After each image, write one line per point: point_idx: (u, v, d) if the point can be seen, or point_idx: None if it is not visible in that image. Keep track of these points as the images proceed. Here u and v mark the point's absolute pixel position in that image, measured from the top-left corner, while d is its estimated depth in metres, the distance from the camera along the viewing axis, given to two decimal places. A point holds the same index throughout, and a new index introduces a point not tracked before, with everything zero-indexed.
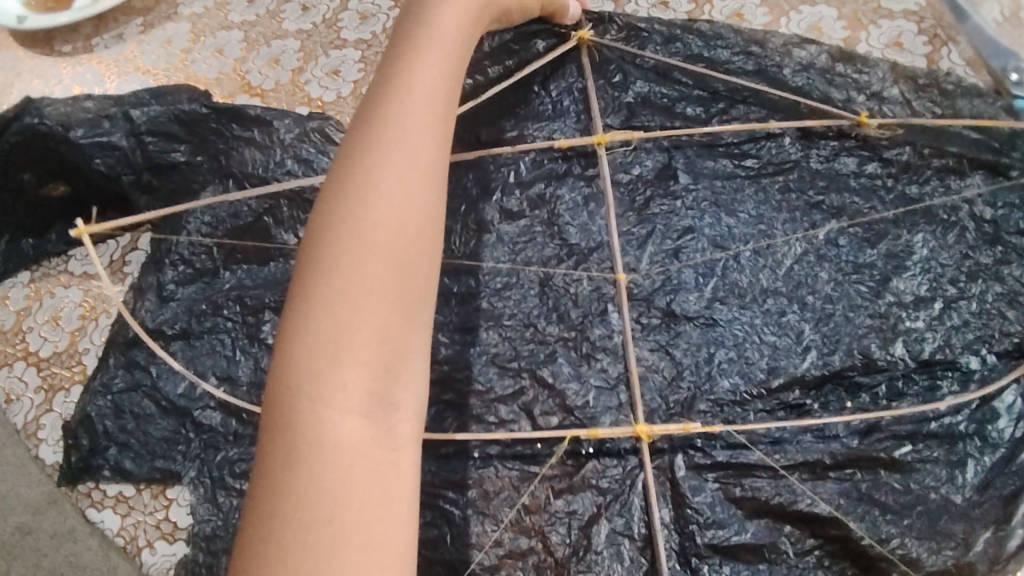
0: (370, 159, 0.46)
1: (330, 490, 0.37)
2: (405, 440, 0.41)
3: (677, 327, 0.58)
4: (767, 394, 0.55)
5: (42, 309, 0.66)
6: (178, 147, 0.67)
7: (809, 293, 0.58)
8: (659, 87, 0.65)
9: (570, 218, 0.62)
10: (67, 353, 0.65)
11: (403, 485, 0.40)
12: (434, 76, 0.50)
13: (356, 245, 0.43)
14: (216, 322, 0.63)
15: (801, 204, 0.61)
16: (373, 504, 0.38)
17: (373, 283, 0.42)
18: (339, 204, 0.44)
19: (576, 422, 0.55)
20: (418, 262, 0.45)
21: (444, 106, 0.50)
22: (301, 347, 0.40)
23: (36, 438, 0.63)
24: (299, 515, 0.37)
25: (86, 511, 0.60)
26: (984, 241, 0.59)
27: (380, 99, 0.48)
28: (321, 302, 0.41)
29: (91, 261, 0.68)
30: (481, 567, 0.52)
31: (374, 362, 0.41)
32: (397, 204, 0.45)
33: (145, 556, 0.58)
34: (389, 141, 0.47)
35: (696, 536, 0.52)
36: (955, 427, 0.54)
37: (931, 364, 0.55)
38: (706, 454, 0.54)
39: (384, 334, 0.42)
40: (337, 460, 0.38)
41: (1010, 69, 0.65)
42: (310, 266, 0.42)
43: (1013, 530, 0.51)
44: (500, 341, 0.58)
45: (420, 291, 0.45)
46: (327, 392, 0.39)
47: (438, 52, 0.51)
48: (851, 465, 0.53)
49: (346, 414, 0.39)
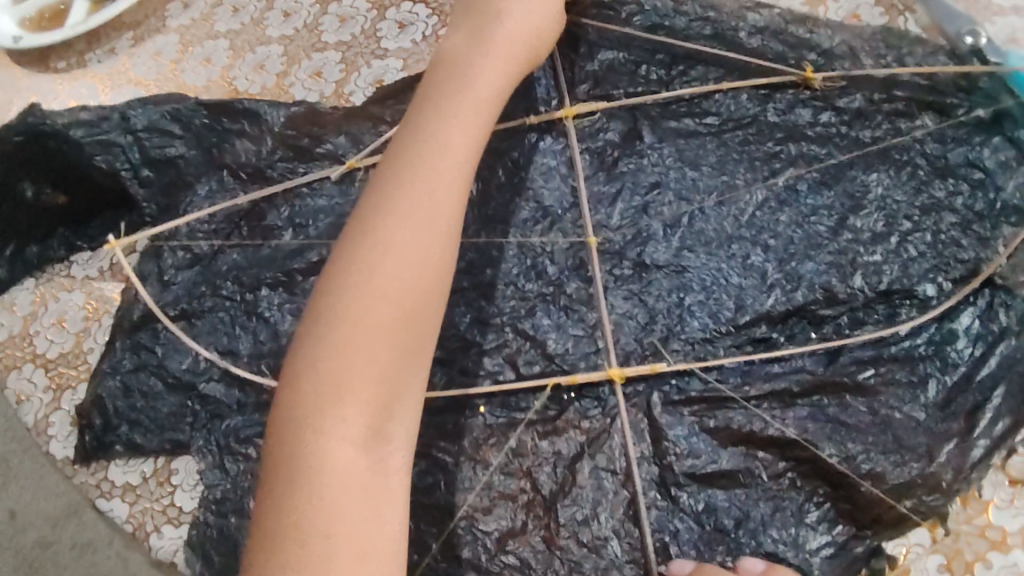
0: (385, 205, 0.51)
1: (325, 509, 0.44)
2: (396, 467, 0.48)
3: (648, 275, 0.61)
4: (735, 330, 0.58)
5: (46, 314, 0.70)
6: (175, 143, 0.70)
7: (771, 237, 0.61)
8: (622, 54, 0.68)
9: (543, 181, 0.65)
10: (72, 354, 0.69)
11: (391, 506, 0.47)
12: (451, 125, 0.55)
13: (362, 291, 0.49)
14: (215, 302, 0.66)
15: (760, 154, 0.64)
16: (363, 521, 0.45)
17: (376, 327, 0.48)
18: (351, 250, 0.50)
19: (558, 368, 0.59)
20: (422, 306, 0.50)
21: (462, 153, 0.55)
22: (309, 385, 0.47)
23: (47, 434, 0.67)
24: (294, 528, 0.43)
25: (96, 502, 0.64)
26: (936, 176, 0.62)
27: (401, 148, 0.54)
28: (330, 341, 0.47)
29: (91, 266, 0.71)
30: (475, 508, 0.56)
31: (373, 401, 0.47)
32: (408, 248, 0.50)
33: (155, 540, 0.62)
34: (401, 190, 0.52)
35: (675, 466, 0.56)
36: (914, 350, 0.57)
37: (889, 294, 0.59)
38: (680, 390, 0.57)
39: (385, 374, 0.48)
40: (332, 485, 0.44)
41: (965, 33, 0.66)
42: (320, 308, 0.49)
43: (975, 442, 0.55)
44: (483, 300, 0.61)
45: (420, 334, 0.50)
46: (330, 423, 0.46)
47: (460, 104, 0.56)
48: (817, 392, 0.56)
49: (347, 444, 0.46)
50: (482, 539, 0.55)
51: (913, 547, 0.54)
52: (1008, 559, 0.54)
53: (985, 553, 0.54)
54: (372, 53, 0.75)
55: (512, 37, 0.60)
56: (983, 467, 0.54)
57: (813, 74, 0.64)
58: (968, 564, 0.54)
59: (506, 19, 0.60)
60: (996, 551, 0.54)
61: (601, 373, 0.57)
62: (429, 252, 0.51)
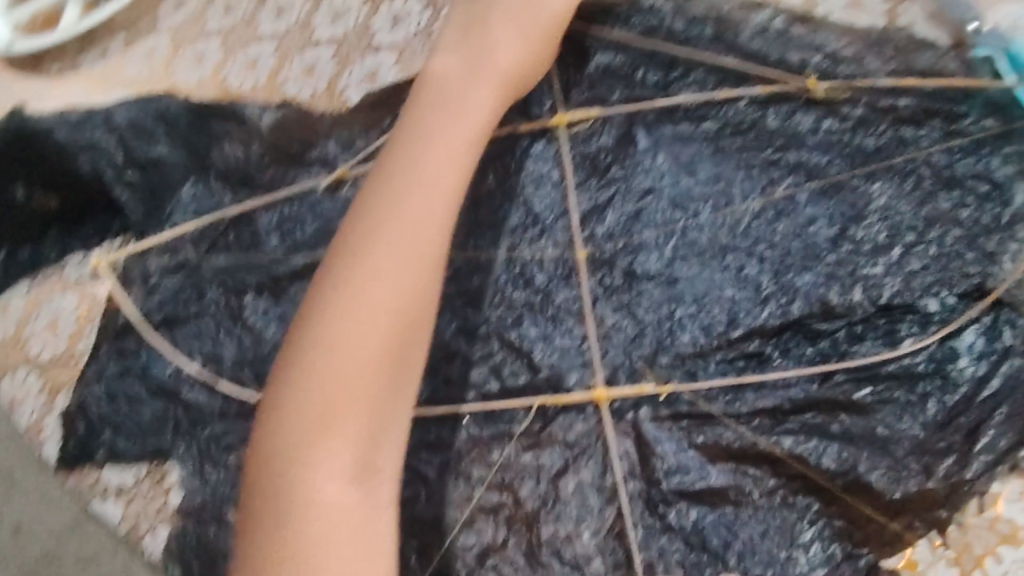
0: (369, 240, 0.52)
1: (316, 540, 0.46)
2: (385, 498, 0.48)
3: (638, 286, 0.59)
4: (726, 345, 0.56)
5: (41, 315, 0.69)
6: (160, 143, 0.69)
7: (766, 247, 0.59)
8: (620, 56, 0.65)
9: (534, 188, 0.63)
10: (67, 356, 0.68)
11: (381, 535, 0.48)
12: (438, 156, 0.55)
13: (345, 327, 0.50)
14: (201, 306, 0.65)
15: (759, 161, 0.61)
16: (354, 552, 0.46)
17: (362, 359, 0.49)
18: (334, 284, 0.51)
19: (544, 381, 0.58)
20: (406, 337, 0.51)
21: (448, 182, 0.55)
22: (295, 421, 0.48)
23: (41, 437, 0.67)
24: (289, 559, 0.45)
25: (91, 504, 0.63)
26: (942, 186, 0.59)
27: (388, 177, 0.54)
28: (316, 374, 0.49)
29: (86, 267, 0.69)
30: (457, 523, 0.55)
31: (357, 434, 0.48)
32: (392, 282, 0.51)
33: (149, 542, 0.61)
34: (384, 223, 0.52)
35: (662, 482, 0.54)
36: (914, 368, 0.55)
37: (890, 308, 0.57)
38: (668, 404, 0.56)
39: (368, 407, 0.49)
40: (321, 518, 0.46)
41: (969, 18, 0.63)
42: (305, 343, 0.50)
43: (971, 462, 0.53)
44: (469, 309, 0.60)
45: (408, 363, 0.51)
46: (317, 458, 0.47)
47: (449, 131, 0.56)
48: (810, 409, 0.55)
49: (334, 475, 0.47)
50: (462, 555, 0.54)
51: (921, 549, 0.52)
52: (1020, 553, 0.52)
53: (996, 548, 0.52)
54: (365, 48, 0.73)
55: (502, 64, 0.60)
56: (985, 482, 0.52)
57: (816, 83, 0.62)
58: (978, 559, 0.52)
59: (494, 46, 0.60)
60: (1008, 545, 0.52)
61: (586, 394, 0.56)
62: (416, 284, 0.51)
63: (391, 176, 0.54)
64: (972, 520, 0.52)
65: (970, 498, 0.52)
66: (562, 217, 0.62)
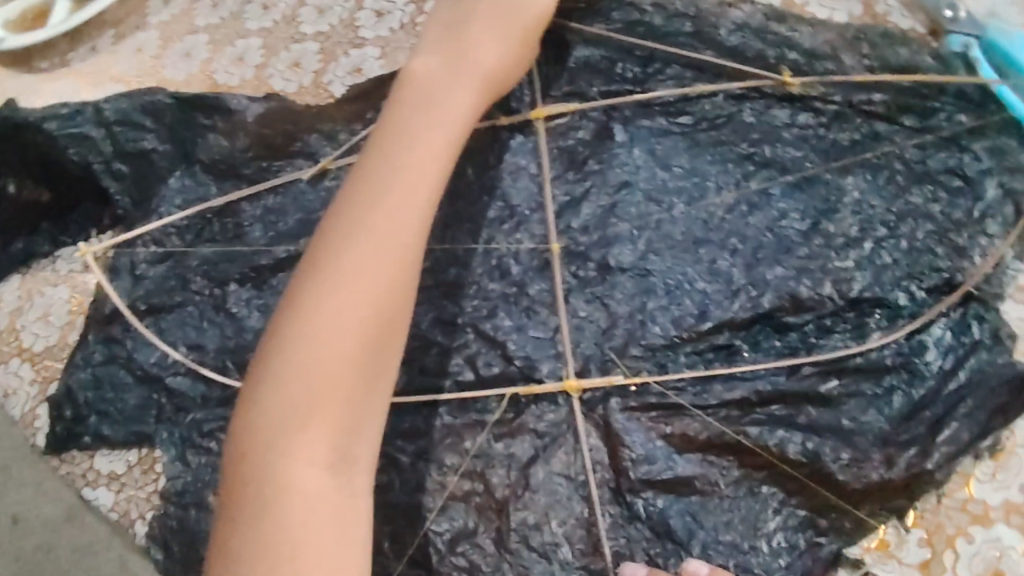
0: (354, 225, 0.51)
1: (296, 532, 0.44)
2: (362, 487, 0.48)
3: (611, 278, 0.59)
4: (696, 337, 0.57)
5: (32, 308, 0.71)
6: (147, 135, 0.70)
7: (738, 240, 0.59)
8: (599, 50, 0.65)
9: (512, 181, 0.63)
10: (58, 346, 0.70)
11: (358, 524, 0.47)
12: (426, 142, 0.54)
13: (330, 314, 0.48)
14: (185, 296, 0.67)
15: (734, 156, 0.62)
16: (332, 542, 0.45)
17: (342, 350, 0.48)
18: (317, 270, 0.50)
19: (517, 371, 0.58)
20: (390, 328, 0.50)
21: (435, 169, 0.54)
22: (274, 409, 0.47)
23: (33, 426, 0.70)
24: (265, 550, 0.44)
25: (82, 490, 0.66)
26: (914, 181, 0.60)
27: (371, 166, 0.53)
28: (296, 365, 0.47)
29: (75, 261, 0.72)
30: (429, 510, 0.56)
31: (340, 423, 0.48)
32: (378, 268, 0.50)
33: (140, 526, 0.64)
34: (372, 209, 0.51)
35: (630, 471, 0.55)
36: (881, 361, 0.56)
37: (860, 302, 0.57)
38: (638, 396, 0.57)
39: (351, 396, 0.48)
40: (300, 508, 0.45)
41: (944, 6, 0.64)
42: (286, 330, 0.49)
43: (931, 452, 0.54)
44: (444, 300, 0.60)
45: (387, 355, 0.50)
46: (297, 447, 0.46)
47: (434, 119, 0.55)
48: (777, 401, 0.55)
49: (315, 464, 0.46)
50: (434, 540, 0.55)
51: (892, 530, 0.54)
52: (990, 533, 0.54)
53: (967, 528, 0.54)
54: (349, 42, 0.74)
55: (487, 54, 0.59)
56: (945, 473, 0.54)
57: (791, 79, 0.61)
58: (949, 539, 0.54)
59: (478, 33, 0.59)
60: (978, 526, 0.54)
61: (557, 384, 0.57)
62: (398, 274, 0.51)
63: (377, 161, 0.53)
64: (937, 504, 0.54)
65: (928, 485, 0.54)
66: (538, 210, 0.62)
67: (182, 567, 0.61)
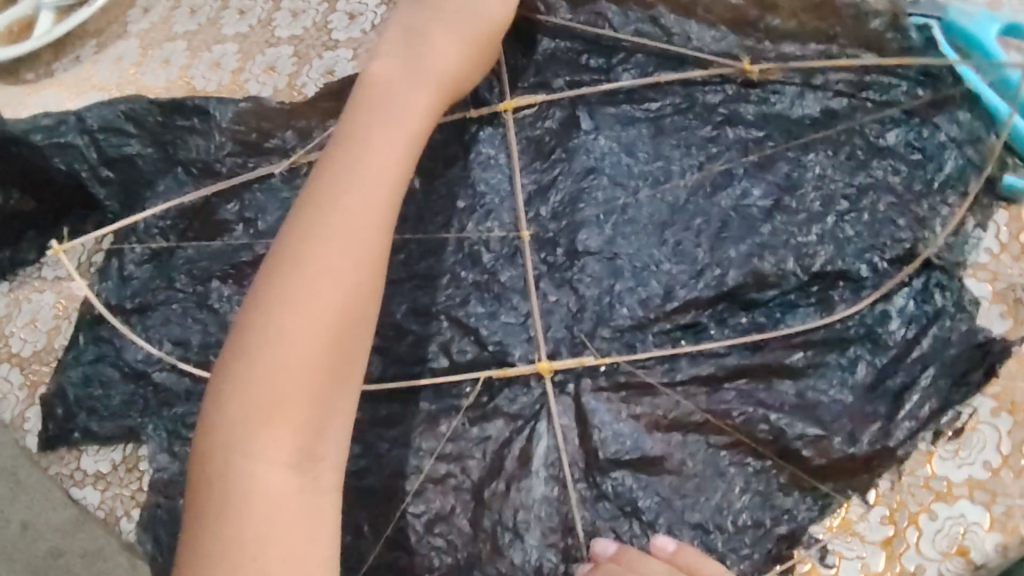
0: (315, 230, 0.52)
1: (262, 531, 0.46)
2: (328, 486, 0.49)
3: (579, 262, 0.61)
4: (663, 317, 0.58)
5: (21, 314, 0.74)
6: (131, 141, 0.72)
7: (702, 220, 0.61)
8: (565, 43, 0.66)
9: (482, 171, 0.64)
10: (46, 350, 0.72)
11: (325, 523, 0.48)
12: (385, 146, 0.56)
13: (292, 317, 0.50)
14: (169, 294, 0.69)
15: (697, 139, 0.63)
16: (296, 539, 0.46)
17: (305, 352, 0.49)
18: (280, 273, 0.51)
19: (490, 356, 0.59)
20: (354, 331, 0.52)
21: (393, 173, 0.55)
22: (239, 410, 0.48)
23: (22, 430, 0.71)
24: (231, 547, 0.45)
25: (70, 489, 0.68)
26: (874, 156, 0.61)
27: (332, 172, 0.54)
28: (260, 366, 0.49)
29: (61, 266, 0.74)
30: (408, 494, 0.57)
31: (304, 423, 0.49)
32: (338, 273, 0.51)
33: (126, 523, 0.66)
34: (331, 213, 0.52)
35: (599, 452, 0.56)
36: (844, 333, 0.57)
37: (822, 276, 0.59)
38: (607, 376, 0.58)
39: (314, 397, 0.49)
40: (264, 506, 0.46)
41: None
42: (249, 333, 0.50)
43: (896, 425, 0.55)
44: (420, 289, 0.62)
45: (350, 359, 0.52)
46: (260, 447, 0.47)
47: (393, 126, 0.56)
48: (743, 376, 0.56)
49: (279, 463, 0.47)
50: (412, 522, 0.57)
51: (853, 508, 0.55)
52: (953, 509, 0.54)
53: (929, 504, 0.55)
54: (323, 44, 0.76)
55: (444, 62, 0.60)
56: (906, 449, 0.55)
57: (751, 68, 0.63)
58: (912, 516, 0.55)
59: (436, 42, 0.60)
60: (941, 502, 0.55)
61: (531, 366, 0.58)
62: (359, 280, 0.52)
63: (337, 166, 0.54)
64: (899, 483, 0.55)
65: (891, 461, 0.55)
66: (508, 199, 0.63)
67: (168, 558, 0.62)
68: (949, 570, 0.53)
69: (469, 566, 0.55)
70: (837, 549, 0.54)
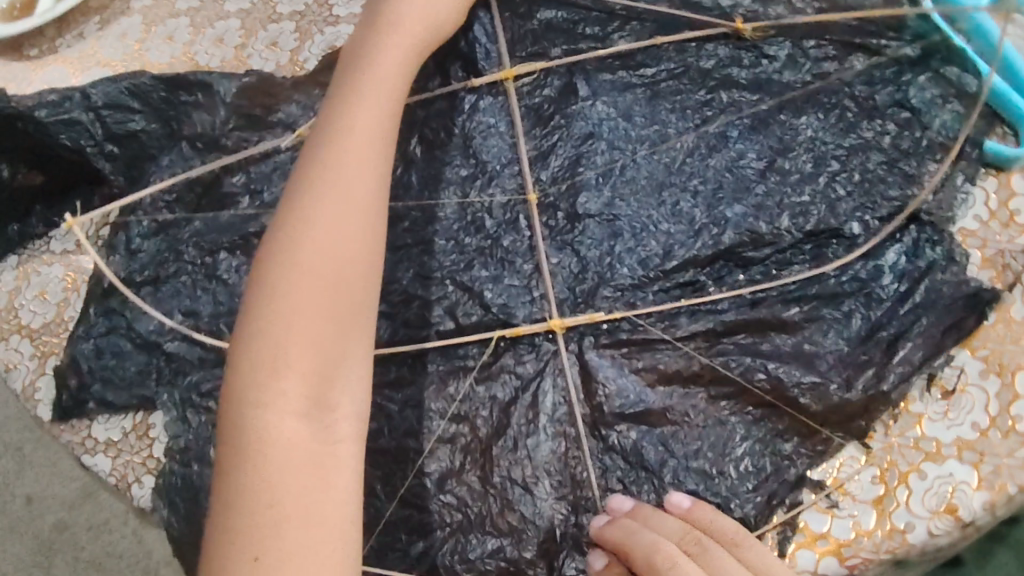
0: (308, 189, 0.54)
1: (274, 482, 0.47)
2: (343, 434, 0.51)
3: (580, 225, 0.62)
4: (663, 276, 0.60)
5: (30, 287, 0.75)
6: (134, 117, 0.73)
7: (699, 182, 0.62)
8: (561, 12, 0.67)
9: (482, 140, 0.65)
10: (55, 322, 0.74)
11: (341, 469, 0.50)
12: (371, 105, 0.57)
13: (291, 272, 0.52)
14: (178, 267, 0.70)
15: (692, 103, 0.64)
16: (310, 486, 0.48)
17: (305, 303, 0.51)
18: (279, 233, 0.53)
19: (495, 318, 0.61)
20: (355, 280, 0.53)
21: (381, 131, 0.57)
22: (246, 365, 0.50)
23: (34, 399, 0.72)
24: (248, 496, 0.47)
25: (81, 457, 0.70)
26: (864, 117, 0.62)
27: (320, 139, 0.56)
28: (263, 321, 0.51)
29: (68, 240, 0.75)
30: (418, 454, 0.58)
31: (310, 373, 0.50)
32: (332, 227, 0.53)
33: (136, 489, 0.68)
34: (323, 173, 0.54)
35: (604, 406, 0.57)
36: (839, 288, 0.59)
37: (816, 234, 0.60)
38: (610, 333, 0.59)
39: (319, 346, 0.51)
40: (277, 455, 0.48)
41: None
42: (253, 291, 0.52)
43: (889, 372, 0.57)
44: (425, 255, 0.63)
45: (354, 307, 0.53)
46: (268, 398, 0.49)
47: (376, 92, 0.58)
48: (741, 331, 0.58)
49: (288, 412, 0.49)
50: (424, 481, 0.58)
51: (848, 464, 0.57)
52: (943, 469, 0.56)
53: (920, 464, 0.56)
54: (325, 20, 0.77)
55: (416, 19, 0.61)
56: (900, 392, 0.57)
57: (744, 26, 0.64)
58: (902, 475, 0.56)
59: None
60: (931, 462, 0.56)
61: (542, 323, 0.59)
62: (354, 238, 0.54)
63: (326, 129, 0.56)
64: (891, 442, 0.57)
65: (888, 404, 0.56)
66: (509, 166, 0.65)
67: (184, 523, 0.64)
68: (938, 527, 0.55)
69: (481, 519, 0.56)
70: (831, 505, 0.56)
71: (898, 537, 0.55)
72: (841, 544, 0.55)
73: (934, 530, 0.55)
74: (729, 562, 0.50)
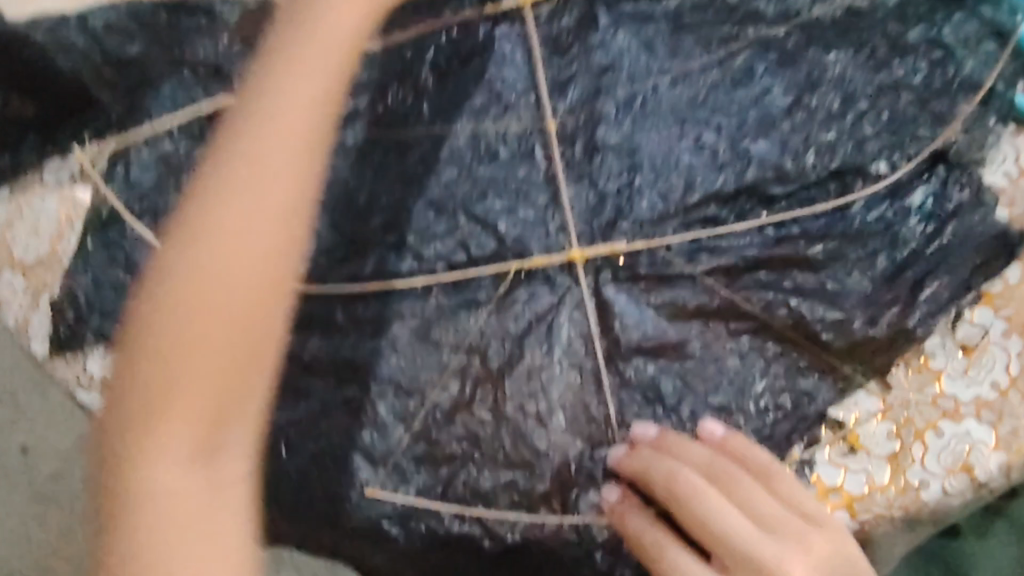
0: (235, 141, 0.43)
1: (160, 498, 0.41)
2: (241, 454, 0.43)
3: (598, 157, 0.60)
4: (684, 210, 0.58)
5: (24, 221, 0.72)
6: (134, 43, 0.71)
7: (723, 117, 0.59)
8: None
9: (497, 69, 0.62)
10: (48, 257, 0.71)
11: (238, 497, 0.43)
12: (324, 36, 0.44)
13: (203, 244, 0.42)
14: (173, 195, 0.67)
15: (717, 36, 0.62)
16: (202, 509, 0.41)
17: (211, 286, 0.41)
18: (196, 193, 0.43)
19: (509, 250, 0.59)
20: (269, 271, 0.42)
21: (329, 72, 0.44)
22: (135, 352, 0.42)
23: (27, 332, 0.72)
24: (132, 506, 0.41)
25: (76, 391, 0.70)
26: (895, 54, 0.60)
27: (257, 75, 0.44)
28: (162, 301, 0.42)
29: (62, 172, 0.72)
30: (429, 386, 0.57)
31: (214, 376, 0.41)
32: (250, 194, 0.42)
33: None
34: (252, 122, 0.43)
35: (621, 339, 0.56)
36: (865, 227, 0.57)
37: (843, 171, 0.58)
38: (628, 268, 0.57)
39: (224, 343, 0.41)
40: (165, 469, 0.41)
41: None
42: (159, 260, 0.43)
43: (916, 308, 0.56)
44: (438, 186, 0.61)
45: (264, 304, 0.42)
46: (157, 400, 0.41)
47: (338, 20, 0.45)
48: (763, 267, 0.56)
49: (178, 422, 0.41)
50: (434, 412, 0.57)
51: (870, 405, 0.57)
52: (960, 427, 0.57)
53: (936, 422, 0.57)
54: None
55: None
56: (923, 332, 0.57)
57: None
58: (919, 432, 0.57)
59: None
60: (948, 420, 0.57)
61: (561, 256, 0.57)
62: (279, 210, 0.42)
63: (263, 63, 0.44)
64: (913, 399, 0.57)
65: (914, 346, 0.57)
66: (524, 96, 0.62)
67: None
68: (951, 485, 0.56)
69: (493, 451, 0.55)
70: (847, 460, 0.56)
71: (912, 493, 0.56)
72: (854, 498, 0.56)
73: (946, 488, 0.56)
74: (763, 496, 0.50)
